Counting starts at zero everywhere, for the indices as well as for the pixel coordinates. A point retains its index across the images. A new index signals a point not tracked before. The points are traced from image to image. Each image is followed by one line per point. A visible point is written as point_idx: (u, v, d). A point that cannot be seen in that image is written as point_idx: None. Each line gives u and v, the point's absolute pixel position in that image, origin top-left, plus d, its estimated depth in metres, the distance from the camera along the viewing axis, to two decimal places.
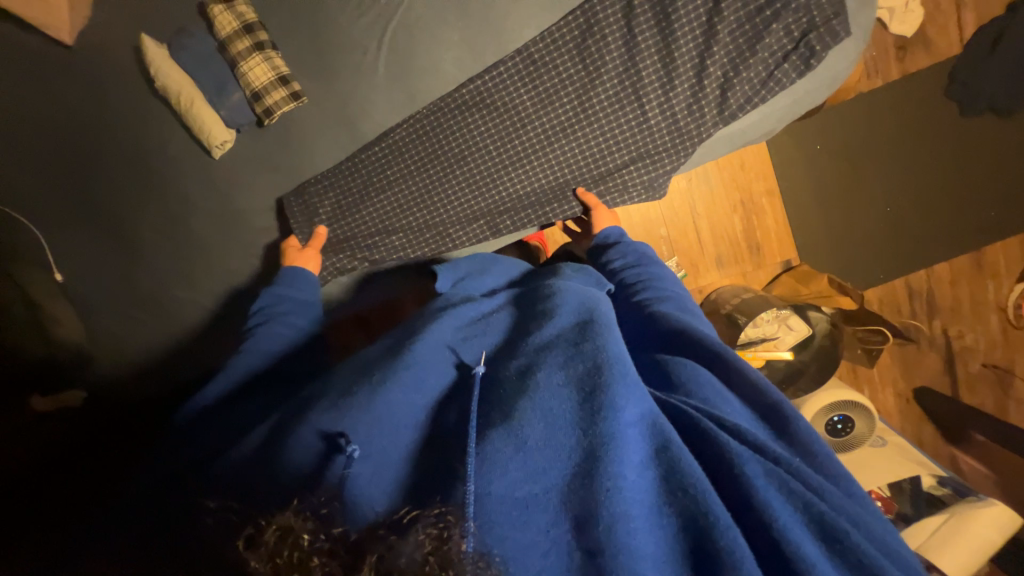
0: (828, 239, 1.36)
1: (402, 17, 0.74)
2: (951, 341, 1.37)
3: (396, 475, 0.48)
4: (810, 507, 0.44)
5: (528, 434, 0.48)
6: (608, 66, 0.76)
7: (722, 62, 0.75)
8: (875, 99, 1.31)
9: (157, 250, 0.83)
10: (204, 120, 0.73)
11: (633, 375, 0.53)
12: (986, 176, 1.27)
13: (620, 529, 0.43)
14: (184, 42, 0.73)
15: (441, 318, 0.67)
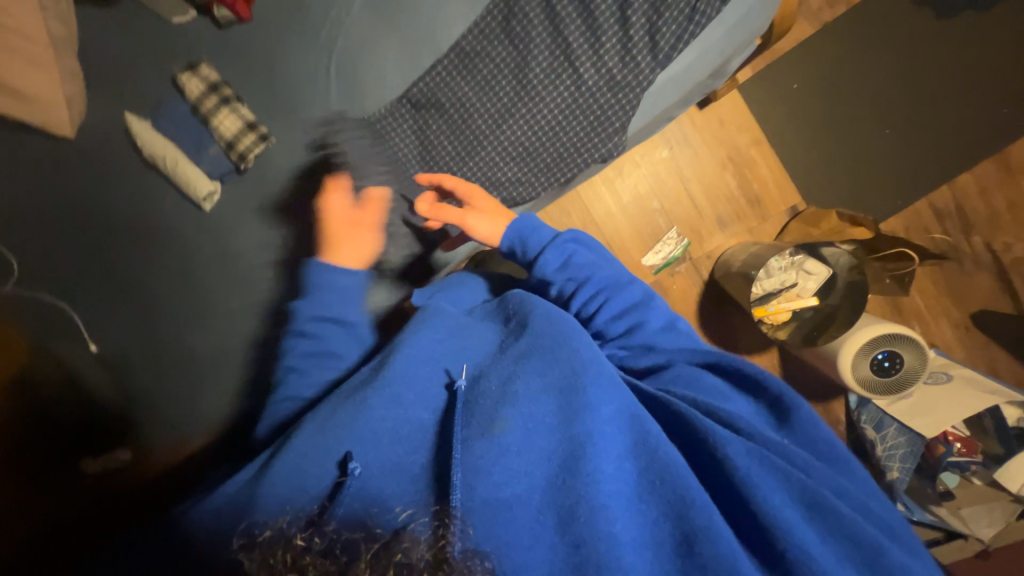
0: (832, 176, 1.30)
1: (343, 45, 0.82)
2: (1001, 256, 1.28)
3: (401, 485, 0.53)
4: (792, 477, 0.51)
5: (509, 440, 0.56)
6: (537, 42, 0.79)
7: (643, 8, 0.76)
8: (847, 21, 1.24)
9: (174, 305, 0.91)
10: (190, 178, 0.81)
11: (608, 379, 0.62)
12: (983, 73, 1.21)
13: (598, 517, 0.50)
14: (162, 113, 0.82)
15: (415, 332, 0.73)
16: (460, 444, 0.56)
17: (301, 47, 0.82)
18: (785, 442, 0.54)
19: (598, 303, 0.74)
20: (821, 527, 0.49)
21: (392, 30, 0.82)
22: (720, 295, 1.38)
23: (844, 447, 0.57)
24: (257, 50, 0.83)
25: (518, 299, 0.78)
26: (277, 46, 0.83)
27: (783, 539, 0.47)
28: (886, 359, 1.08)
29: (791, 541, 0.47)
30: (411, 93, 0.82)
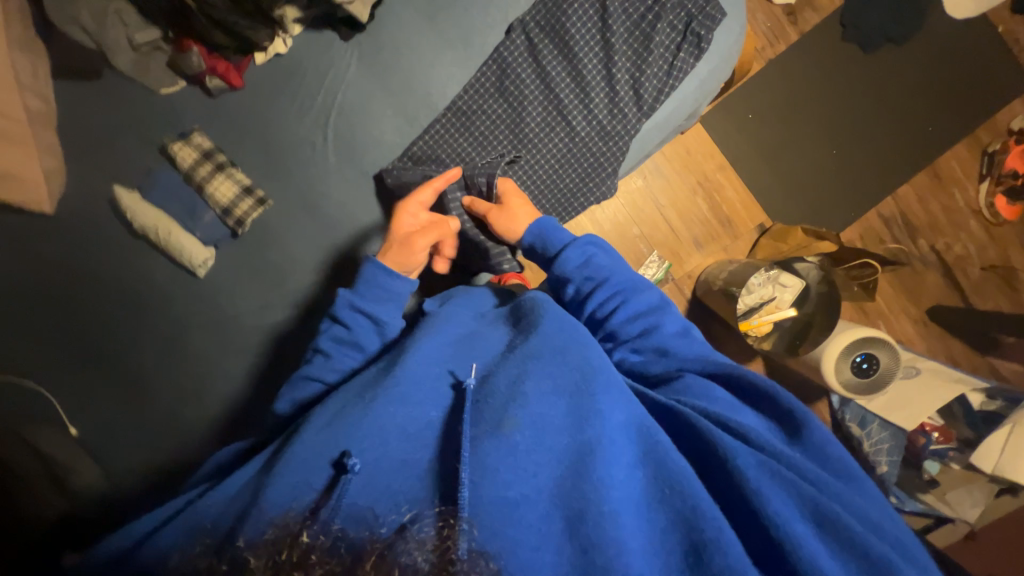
0: (793, 194, 1.42)
1: (339, 107, 0.83)
2: (943, 255, 1.42)
3: (398, 483, 0.48)
4: (803, 494, 0.47)
5: (518, 438, 0.51)
6: (529, 97, 0.84)
7: (625, 66, 0.83)
8: (787, 58, 1.38)
9: (164, 377, 0.87)
10: (185, 246, 0.80)
11: (617, 386, 0.60)
12: (906, 99, 1.37)
13: (607, 523, 0.45)
14: (153, 183, 0.81)
15: (422, 338, 0.71)
16: (469, 445, 0.50)
17: (296, 110, 0.83)
18: (794, 453, 0.51)
19: (613, 305, 0.74)
20: (831, 544, 0.45)
21: (387, 90, 0.83)
22: (705, 311, 1.45)
23: (859, 468, 0.54)
24: (250, 115, 0.83)
25: (528, 301, 0.78)
26: (269, 110, 0.83)
27: (793, 548, 0.44)
28: (864, 361, 1.16)
29: (805, 550, 0.43)
30: (411, 149, 0.85)
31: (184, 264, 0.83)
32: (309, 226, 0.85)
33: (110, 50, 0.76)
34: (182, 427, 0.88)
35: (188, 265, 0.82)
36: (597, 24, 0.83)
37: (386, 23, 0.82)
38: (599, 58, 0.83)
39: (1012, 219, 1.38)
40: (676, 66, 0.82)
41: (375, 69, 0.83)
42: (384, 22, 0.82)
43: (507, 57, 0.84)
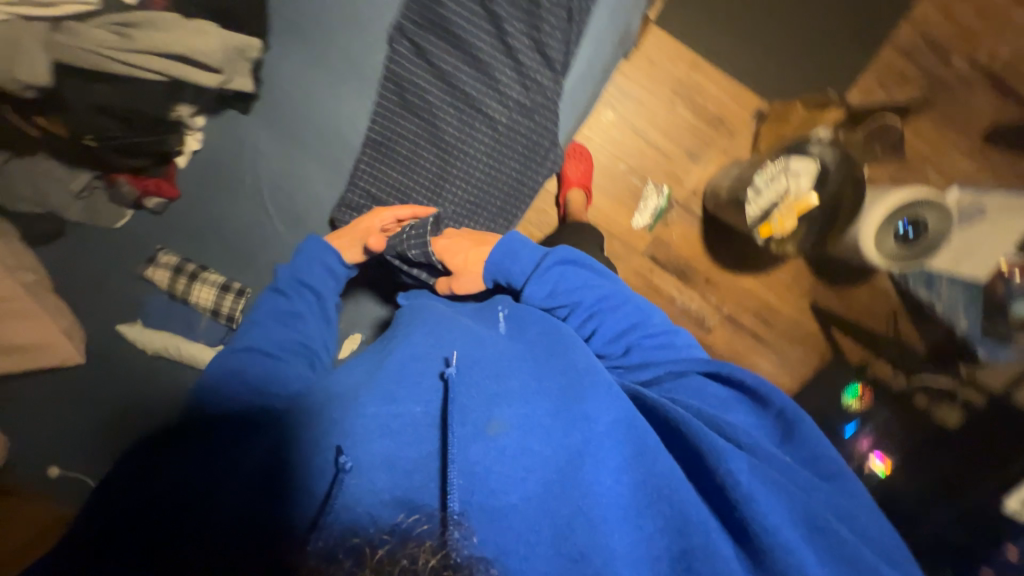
0: (782, 65, 1.24)
1: (269, 182, 0.89)
2: (988, 68, 1.18)
3: (387, 483, 0.49)
4: (791, 493, 0.48)
5: (505, 441, 0.53)
6: (438, 100, 0.83)
7: (524, 35, 0.79)
8: None
9: None
10: (195, 351, 0.84)
11: (609, 383, 0.60)
12: None
13: (595, 530, 0.47)
14: (145, 310, 0.87)
15: (405, 339, 0.70)
16: (456, 444, 0.51)
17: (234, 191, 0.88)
18: (786, 457, 0.52)
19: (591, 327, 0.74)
20: (822, 550, 0.45)
21: (304, 147, 0.87)
22: (721, 225, 1.35)
23: (848, 468, 0.55)
24: (196, 213, 0.89)
25: (502, 308, 0.78)
26: (211, 207, 0.89)
27: (770, 542, 0.44)
28: (909, 228, 1.04)
29: (779, 536, 0.44)
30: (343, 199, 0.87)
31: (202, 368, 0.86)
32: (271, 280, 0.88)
33: (61, 208, 0.79)
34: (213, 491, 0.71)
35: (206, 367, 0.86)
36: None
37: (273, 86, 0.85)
38: (495, 34, 0.80)
39: None
40: (574, 13, 0.77)
41: (286, 133, 0.87)
42: (272, 84, 0.85)
43: (403, 58, 0.82)
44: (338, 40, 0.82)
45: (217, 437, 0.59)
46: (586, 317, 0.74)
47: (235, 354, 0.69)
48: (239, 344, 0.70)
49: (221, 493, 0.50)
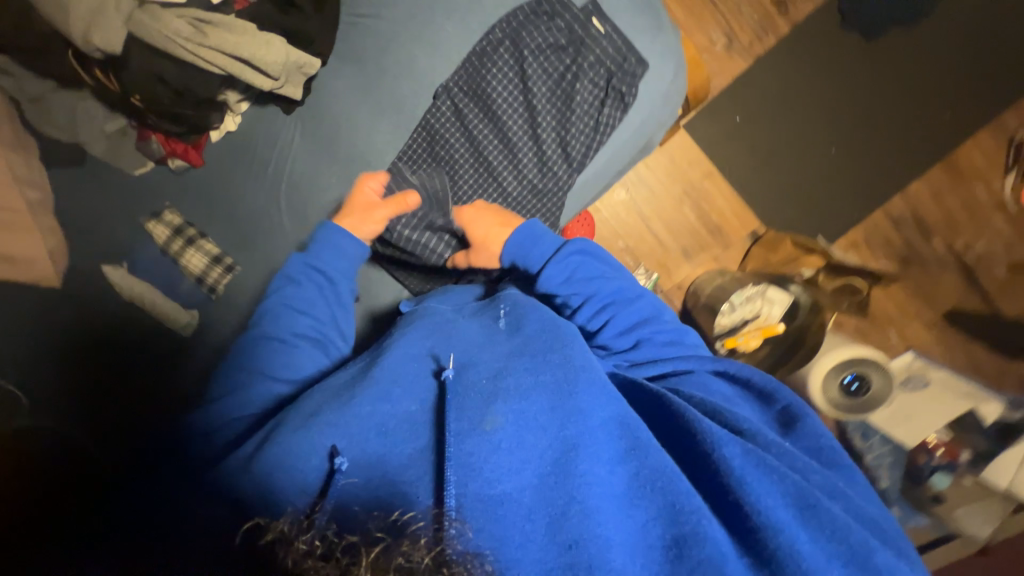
0: (787, 199, 1.33)
1: (290, 183, 0.85)
2: (963, 256, 1.29)
3: (377, 472, 0.51)
4: (784, 477, 0.50)
5: (500, 437, 0.52)
6: (458, 158, 0.85)
7: (552, 128, 0.83)
8: (777, 53, 1.27)
9: None
10: (168, 312, 0.85)
11: (600, 381, 0.59)
12: (915, 88, 1.24)
13: (588, 515, 0.47)
14: (126, 259, 0.87)
15: (409, 331, 0.70)
16: (451, 440, 0.51)
17: (252, 181, 0.86)
18: (784, 444, 0.55)
19: (603, 319, 0.74)
20: (819, 527, 0.47)
21: (333, 162, 0.84)
22: None
23: (846, 458, 0.60)
24: (212, 189, 0.87)
25: (504, 299, 0.77)
26: (228, 187, 0.86)
27: (770, 531, 0.46)
28: (855, 381, 1.12)
29: (777, 530, 0.46)
30: None
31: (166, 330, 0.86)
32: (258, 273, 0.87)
33: (88, 141, 0.83)
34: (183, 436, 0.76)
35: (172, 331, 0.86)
36: (525, 81, 0.82)
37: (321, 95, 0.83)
38: (528, 117, 0.83)
39: None
40: (601, 126, 0.82)
41: (321, 143, 0.84)
42: (320, 95, 0.83)
43: (439, 109, 0.83)
44: (388, 80, 0.82)
45: (206, 449, 0.62)
46: (596, 308, 0.75)
47: (256, 343, 0.71)
48: (260, 330, 0.72)
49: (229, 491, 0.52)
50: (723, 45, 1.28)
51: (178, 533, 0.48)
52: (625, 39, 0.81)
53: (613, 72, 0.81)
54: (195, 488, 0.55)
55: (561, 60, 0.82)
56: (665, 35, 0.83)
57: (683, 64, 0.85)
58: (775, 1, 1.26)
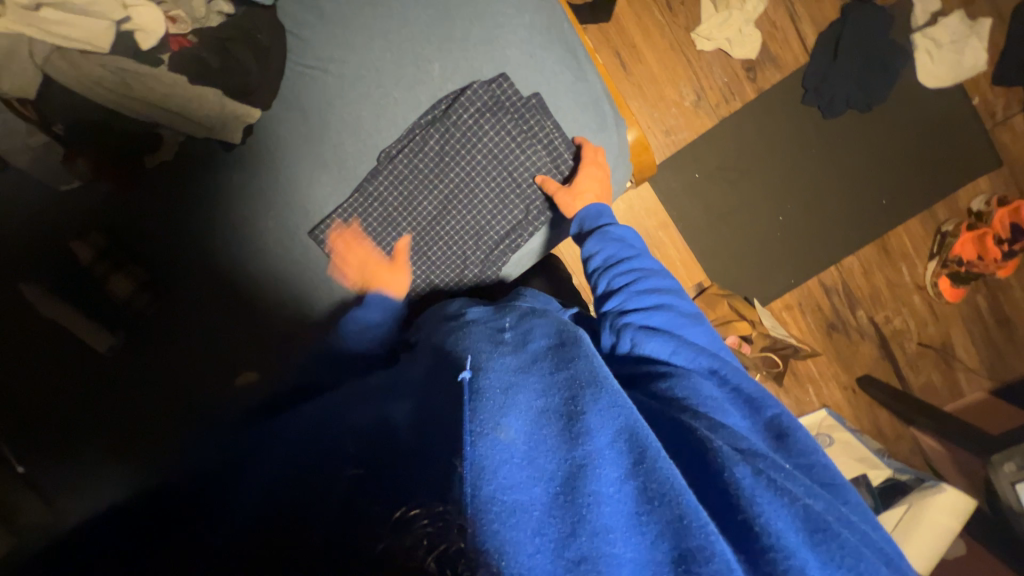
0: (734, 259, 1.36)
1: (217, 221, 0.84)
2: (881, 328, 1.38)
3: (368, 458, 0.44)
4: (795, 499, 0.43)
5: (511, 443, 0.45)
6: (406, 199, 0.82)
7: (495, 192, 0.83)
8: (742, 117, 1.29)
9: None
10: (85, 336, 0.81)
11: (619, 396, 0.51)
12: (860, 169, 1.30)
13: (597, 533, 0.41)
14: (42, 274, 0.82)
15: (426, 346, 0.66)
16: (472, 432, 0.45)
17: (183, 212, 0.83)
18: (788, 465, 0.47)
19: (632, 279, 0.69)
20: (827, 555, 0.40)
21: (267, 205, 0.83)
22: None
23: (845, 483, 0.51)
24: (134, 213, 0.83)
25: (507, 308, 0.71)
26: (147, 214, 0.83)
27: (782, 559, 0.39)
28: None
29: (794, 560, 0.39)
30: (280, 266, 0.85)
31: (81, 350, 0.82)
32: (188, 302, 0.84)
33: None
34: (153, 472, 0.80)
35: (85, 353, 0.82)
36: (465, 146, 0.81)
37: (262, 138, 0.82)
38: (462, 190, 0.82)
39: (954, 300, 1.35)
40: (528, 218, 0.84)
41: (253, 187, 0.83)
42: (259, 139, 0.83)
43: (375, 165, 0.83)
44: (332, 142, 0.82)
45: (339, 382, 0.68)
46: (628, 267, 0.70)
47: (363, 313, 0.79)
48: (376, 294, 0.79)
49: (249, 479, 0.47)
50: (692, 102, 1.28)
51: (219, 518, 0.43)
52: (563, 137, 0.82)
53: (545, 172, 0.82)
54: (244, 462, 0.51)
55: (502, 141, 0.81)
56: (609, 132, 0.85)
57: (625, 162, 0.88)
58: (747, 67, 1.26)
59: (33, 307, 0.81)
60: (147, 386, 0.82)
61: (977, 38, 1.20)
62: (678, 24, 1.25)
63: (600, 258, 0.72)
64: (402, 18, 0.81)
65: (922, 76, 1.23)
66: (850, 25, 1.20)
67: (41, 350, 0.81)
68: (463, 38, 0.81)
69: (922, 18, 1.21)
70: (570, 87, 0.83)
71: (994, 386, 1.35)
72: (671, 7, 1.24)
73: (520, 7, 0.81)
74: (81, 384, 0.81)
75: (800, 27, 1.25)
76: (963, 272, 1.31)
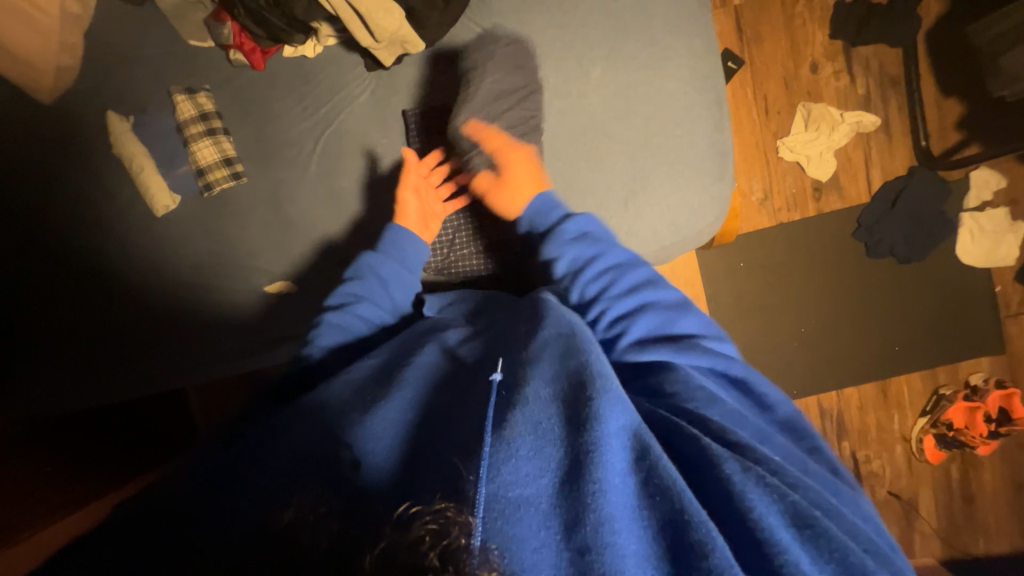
0: (747, 352, 1.39)
1: (335, 131, 0.87)
2: (859, 465, 1.40)
3: (403, 421, 0.50)
4: (785, 496, 0.43)
5: (518, 441, 0.42)
6: (507, 151, 0.85)
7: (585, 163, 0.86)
8: (797, 227, 1.38)
9: (72, 283, 0.91)
10: (152, 188, 0.86)
11: (619, 390, 0.50)
12: (882, 310, 1.39)
13: (604, 525, 0.38)
14: (144, 120, 0.86)
15: (431, 341, 0.65)
16: (486, 428, 0.43)
17: (298, 114, 0.87)
18: (780, 464, 0.47)
19: (603, 285, 0.68)
20: (820, 554, 0.39)
21: (385, 131, 0.87)
22: None
23: (845, 493, 0.51)
24: (256, 94, 0.87)
25: (530, 304, 0.70)
26: (270, 101, 0.87)
27: (778, 552, 0.39)
28: None
29: (789, 554, 0.39)
30: (366, 196, 0.88)
31: (148, 202, 0.87)
32: (268, 201, 0.88)
33: None
34: (186, 363, 0.91)
35: (151, 204, 0.87)
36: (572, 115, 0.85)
37: (408, 72, 0.86)
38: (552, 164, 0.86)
39: (933, 462, 1.39)
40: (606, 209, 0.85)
41: (383, 111, 0.87)
42: (406, 72, 0.86)
43: None
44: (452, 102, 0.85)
45: (353, 368, 0.63)
46: (596, 274, 0.69)
47: (399, 336, 0.71)
48: (414, 329, 0.72)
49: (299, 426, 0.51)
50: (758, 199, 1.37)
51: (284, 444, 0.49)
52: (674, 156, 0.85)
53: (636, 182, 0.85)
54: (302, 405, 0.55)
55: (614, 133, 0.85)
56: (726, 184, 0.87)
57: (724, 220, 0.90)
58: (815, 186, 1.36)
59: (117, 143, 0.85)
60: (212, 265, 0.90)
61: (1013, 235, 1.33)
62: (769, 129, 1.35)
63: (565, 265, 0.71)
64: (575, 19, 0.85)
65: (960, 251, 1.35)
66: (914, 184, 1.33)
67: (119, 202, 0.88)
68: (625, 55, 0.85)
69: (973, 201, 1.34)
70: (706, 133, 0.86)
71: (944, 556, 1.38)
72: (767, 111, 1.35)
73: (690, 50, 0.85)
74: (155, 240, 0.89)
75: (870, 170, 1.35)
76: (948, 437, 1.36)
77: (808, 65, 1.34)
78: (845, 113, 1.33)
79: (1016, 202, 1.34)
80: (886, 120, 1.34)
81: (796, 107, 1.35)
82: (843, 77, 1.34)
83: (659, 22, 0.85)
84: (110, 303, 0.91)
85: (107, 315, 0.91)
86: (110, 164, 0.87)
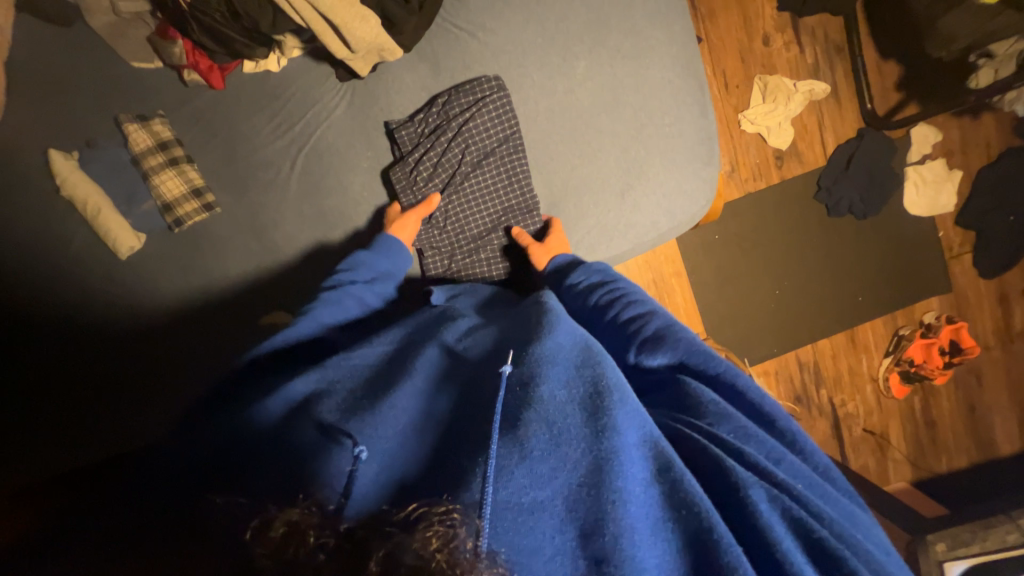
0: (730, 318, 1.46)
1: (312, 148, 0.82)
2: (837, 409, 1.51)
3: (409, 433, 0.46)
4: (810, 532, 0.41)
5: (532, 443, 0.42)
6: (496, 154, 0.83)
7: (576, 157, 0.85)
8: (764, 195, 1.44)
9: (18, 340, 0.81)
10: (113, 230, 0.78)
11: (633, 403, 0.47)
12: (844, 265, 1.49)
13: (625, 539, 0.38)
14: (94, 156, 0.78)
15: (438, 334, 0.61)
16: (499, 428, 0.43)
17: (269, 134, 0.81)
18: (807, 492, 0.44)
19: (614, 296, 0.68)
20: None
21: (368, 144, 0.83)
22: None
23: (872, 526, 0.48)
24: (220, 117, 0.81)
25: (536, 300, 0.68)
26: (236, 122, 0.81)
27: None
28: None
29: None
30: (354, 214, 0.84)
31: (110, 245, 0.80)
32: (248, 228, 0.82)
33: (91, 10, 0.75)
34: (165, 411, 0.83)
35: (112, 246, 0.79)
36: (558, 111, 0.85)
37: (385, 79, 0.83)
38: (541, 163, 0.85)
39: (899, 397, 1.53)
40: (602, 202, 0.86)
41: (363, 123, 0.83)
42: (383, 80, 0.82)
43: (458, 137, 0.83)
44: (435, 112, 0.83)
45: (350, 353, 0.59)
46: (612, 288, 0.70)
47: (398, 325, 0.67)
48: (414, 319, 0.69)
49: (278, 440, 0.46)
50: (726, 171, 1.42)
51: (262, 471, 0.42)
52: (661, 144, 0.86)
53: (630, 173, 0.86)
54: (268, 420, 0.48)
55: (600, 125, 0.85)
56: (713, 167, 0.89)
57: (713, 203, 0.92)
58: (777, 155, 1.43)
59: (61, 184, 0.77)
60: (189, 304, 0.83)
61: (951, 184, 1.46)
62: (730, 103, 1.40)
63: (582, 281, 0.73)
64: (553, 14, 0.84)
65: (907, 203, 1.47)
66: (864, 145, 1.42)
67: (72, 248, 0.80)
68: (605, 46, 0.85)
69: (915, 156, 1.46)
70: (692, 119, 0.87)
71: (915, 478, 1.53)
72: (727, 86, 1.40)
73: (670, 37, 0.87)
74: (116, 284, 0.82)
75: (824, 135, 1.43)
76: (911, 372, 1.50)
77: (760, 38, 1.39)
78: (798, 83, 1.40)
79: (951, 153, 1.47)
80: (835, 86, 1.42)
81: (753, 80, 1.40)
82: (793, 48, 1.40)
83: (636, 11, 0.86)
84: (67, 359, 0.82)
85: (65, 374, 0.82)
86: (56, 208, 0.79)
